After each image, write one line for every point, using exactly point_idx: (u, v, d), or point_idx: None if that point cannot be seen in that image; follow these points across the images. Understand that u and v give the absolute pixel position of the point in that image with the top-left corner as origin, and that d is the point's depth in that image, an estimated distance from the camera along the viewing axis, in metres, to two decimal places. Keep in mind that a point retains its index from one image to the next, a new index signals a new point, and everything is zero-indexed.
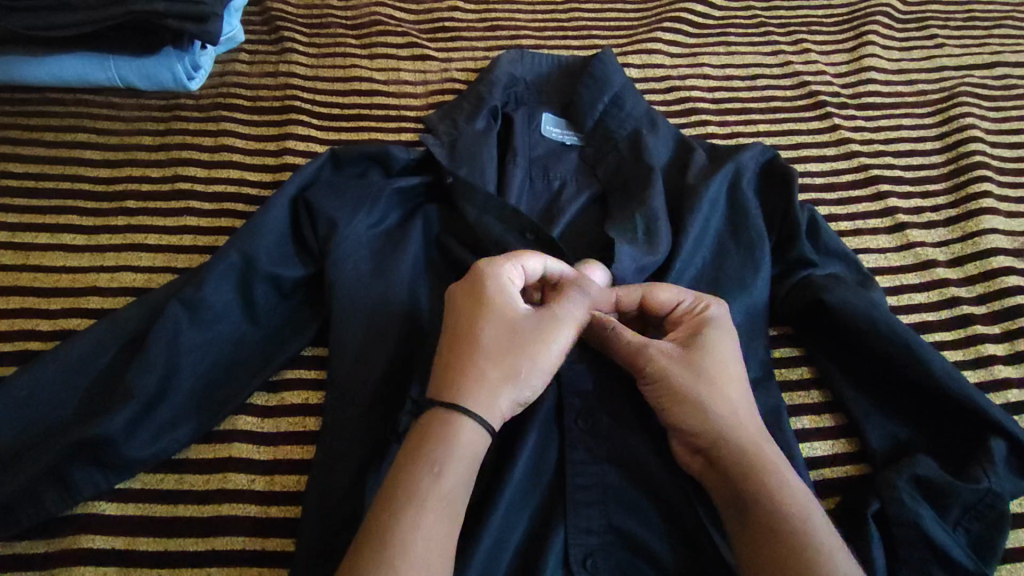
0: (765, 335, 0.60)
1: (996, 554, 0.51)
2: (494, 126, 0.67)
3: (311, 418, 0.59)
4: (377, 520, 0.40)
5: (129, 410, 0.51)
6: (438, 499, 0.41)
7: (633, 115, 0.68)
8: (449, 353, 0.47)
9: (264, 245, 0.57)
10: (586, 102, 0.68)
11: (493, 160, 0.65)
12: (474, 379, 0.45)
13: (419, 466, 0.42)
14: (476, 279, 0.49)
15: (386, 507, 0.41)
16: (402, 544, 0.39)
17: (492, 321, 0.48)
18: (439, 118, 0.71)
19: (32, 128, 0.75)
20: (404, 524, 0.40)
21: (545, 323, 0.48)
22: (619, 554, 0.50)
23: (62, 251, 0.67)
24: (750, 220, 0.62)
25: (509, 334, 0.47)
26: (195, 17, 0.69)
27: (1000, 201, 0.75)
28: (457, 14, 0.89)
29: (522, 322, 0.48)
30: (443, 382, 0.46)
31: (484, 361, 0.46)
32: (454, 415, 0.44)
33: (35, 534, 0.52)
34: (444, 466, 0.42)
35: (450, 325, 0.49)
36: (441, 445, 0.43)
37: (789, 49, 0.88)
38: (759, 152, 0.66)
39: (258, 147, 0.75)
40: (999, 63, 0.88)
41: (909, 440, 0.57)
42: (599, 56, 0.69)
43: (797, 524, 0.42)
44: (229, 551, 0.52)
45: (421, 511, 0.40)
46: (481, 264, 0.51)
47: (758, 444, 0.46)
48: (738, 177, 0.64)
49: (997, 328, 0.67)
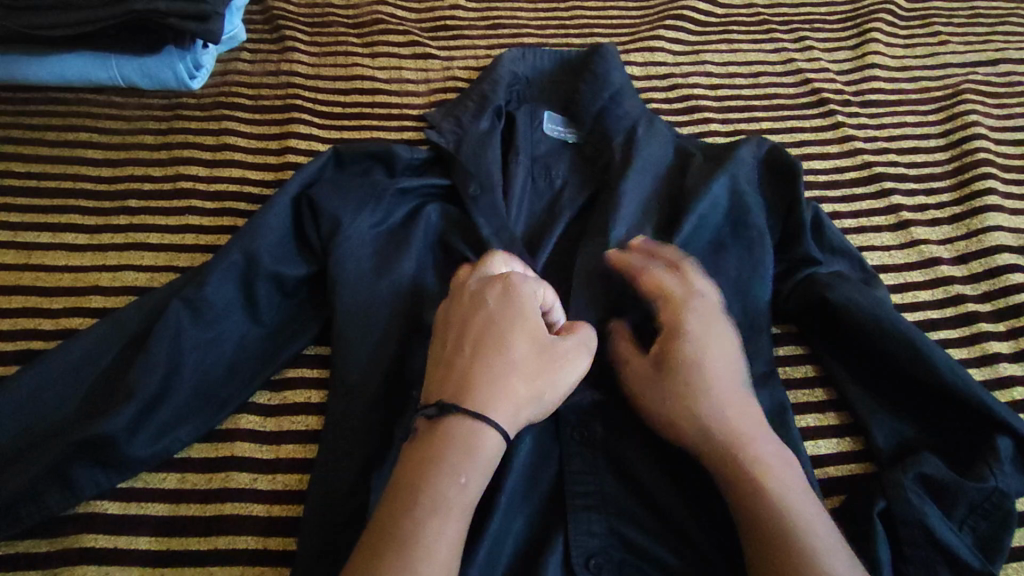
0: (768, 333, 0.59)
1: (1004, 553, 0.51)
2: (497, 127, 0.67)
3: (314, 416, 0.59)
4: (400, 529, 0.40)
5: (131, 408, 0.51)
6: (460, 506, 0.42)
7: (634, 113, 0.68)
8: (472, 359, 0.47)
9: (266, 244, 0.57)
10: (587, 101, 0.68)
11: (496, 161, 0.64)
12: (509, 398, 0.45)
13: (443, 473, 0.42)
14: (512, 303, 0.50)
15: (410, 515, 0.40)
16: (426, 551, 0.39)
17: (519, 336, 0.48)
18: (442, 117, 0.71)
19: (34, 128, 0.75)
20: (429, 530, 0.40)
21: (568, 353, 0.49)
22: (623, 554, 0.49)
23: (64, 250, 0.67)
24: (752, 218, 0.61)
25: (535, 354, 0.48)
26: (197, 16, 0.69)
27: (1005, 198, 0.75)
28: (459, 13, 0.89)
29: (545, 343, 0.49)
30: (464, 388, 0.45)
31: (512, 374, 0.46)
32: (478, 424, 0.44)
33: (37, 533, 0.52)
34: (469, 476, 0.43)
35: (467, 331, 0.49)
36: (464, 453, 0.43)
37: (791, 46, 0.88)
38: (761, 148, 0.66)
39: (260, 146, 0.75)
40: (1003, 59, 0.88)
41: (914, 439, 0.57)
42: (598, 56, 0.69)
43: (798, 520, 0.42)
44: (231, 551, 0.52)
45: (445, 520, 0.41)
46: (516, 288, 0.51)
47: (761, 437, 0.46)
48: (739, 172, 0.63)
49: (1001, 325, 0.66)
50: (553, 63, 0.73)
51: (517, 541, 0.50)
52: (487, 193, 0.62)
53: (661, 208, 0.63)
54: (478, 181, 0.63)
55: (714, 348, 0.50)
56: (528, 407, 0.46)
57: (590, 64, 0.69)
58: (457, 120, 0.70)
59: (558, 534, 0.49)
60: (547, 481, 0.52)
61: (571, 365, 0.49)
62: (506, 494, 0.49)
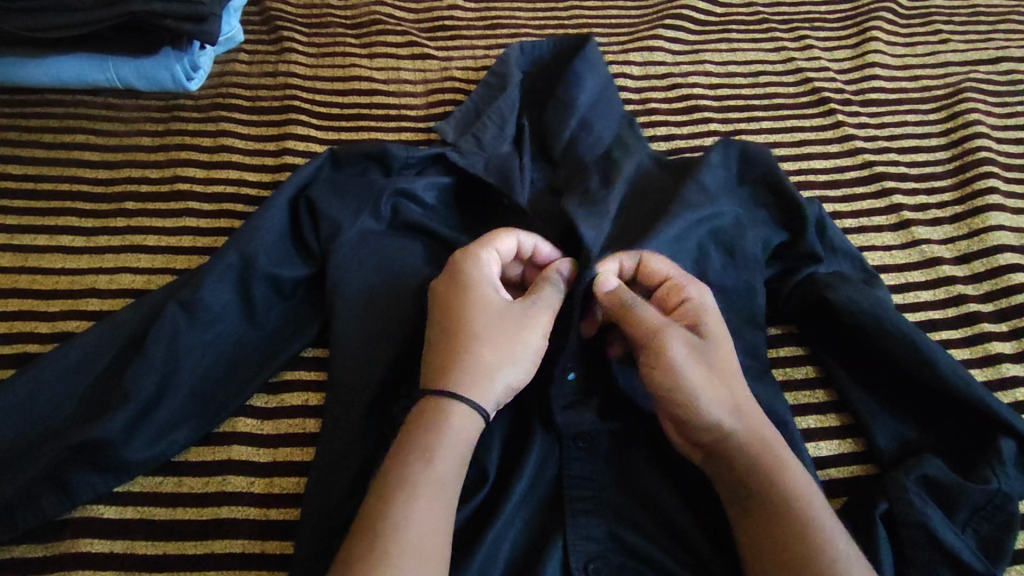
0: (762, 326, 0.59)
1: (1006, 555, 0.50)
2: (501, 132, 0.67)
3: (311, 419, 0.58)
4: (369, 513, 0.42)
5: (128, 411, 0.50)
6: (428, 485, 0.43)
7: (617, 116, 0.68)
8: (438, 344, 0.49)
9: (264, 246, 0.57)
10: (568, 98, 0.67)
11: (505, 161, 0.64)
12: (472, 372, 0.47)
13: (410, 455, 0.44)
14: (464, 281, 0.51)
15: (376, 498, 0.42)
16: (395, 531, 0.40)
17: (476, 311, 0.50)
18: (448, 127, 0.70)
19: (31, 130, 0.75)
20: (398, 511, 0.41)
21: (530, 316, 0.50)
22: (622, 558, 0.49)
23: (60, 253, 0.67)
24: (738, 219, 0.61)
25: (496, 322, 0.49)
26: (193, 17, 0.68)
27: (1007, 197, 0.74)
28: (457, 13, 0.88)
29: (504, 309, 0.50)
30: (433, 376, 0.48)
31: (475, 350, 0.48)
32: (445, 405, 0.46)
33: (33, 538, 0.52)
34: (437, 454, 0.44)
35: (436, 318, 0.51)
36: (431, 434, 0.45)
37: (792, 45, 0.88)
38: (740, 146, 0.65)
39: (257, 147, 0.75)
40: (1004, 58, 0.87)
41: (917, 441, 0.56)
42: (577, 60, 0.68)
43: (800, 516, 0.43)
44: (227, 554, 0.52)
45: (411, 498, 0.42)
46: (470, 264, 0.52)
47: (759, 430, 0.47)
48: (712, 170, 0.63)
49: (1003, 325, 0.66)
50: (544, 73, 0.73)
51: (515, 543, 0.49)
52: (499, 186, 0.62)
53: (649, 208, 0.61)
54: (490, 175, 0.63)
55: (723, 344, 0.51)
56: (497, 377, 0.47)
57: (576, 64, 0.68)
58: (465, 130, 0.69)
59: (556, 538, 0.49)
60: (546, 484, 0.51)
61: (538, 323, 0.50)
62: (503, 499, 0.49)
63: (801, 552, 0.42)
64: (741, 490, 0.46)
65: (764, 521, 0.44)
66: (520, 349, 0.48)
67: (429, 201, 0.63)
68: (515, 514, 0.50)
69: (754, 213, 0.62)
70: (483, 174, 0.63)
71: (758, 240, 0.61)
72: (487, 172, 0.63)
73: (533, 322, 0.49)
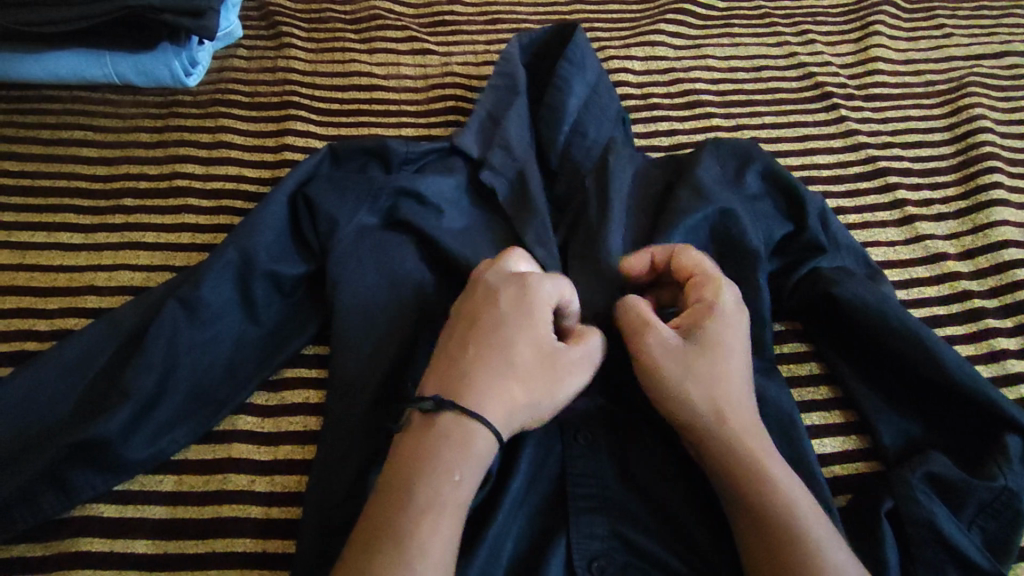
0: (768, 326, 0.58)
1: (1011, 553, 0.50)
2: (524, 142, 0.65)
3: (312, 417, 0.58)
4: (392, 523, 0.40)
5: (127, 409, 0.50)
6: (455, 504, 0.42)
7: (613, 109, 0.68)
8: (478, 355, 0.47)
9: (264, 242, 0.56)
10: (558, 98, 0.66)
11: (532, 179, 0.62)
12: (502, 400, 0.45)
13: (436, 470, 0.42)
14: (525, 307, 0.49)
15: (401, 511, 0.41)
16: (422, 548, 0.40)
17: (531, 341, 0.48)
18: (468, 139, 0.65)
19: (29, 126, 0.74)
20: (423, 526, 0.40)
21: (567, 365, 0.49)
22: (626, 557, 0.49)
23: (59, 250, 0.66)
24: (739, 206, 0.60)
25: (545, 358, 0.48)
26: (191, 12, 0.68)
27: (1012, 192, 0.74)
28: (458, 8, 0.87)
29: (554, 347, 0.49)
30: (465, 387, 0.46)
31: (516, 378, 0.46)
32: (477, 423, 0.44)
33: (31, 537, 0.51)
34: (463, 474, 0.43)
35: (475, 329, 0.49)
36: (460, 451, 0.43)
37: (794, 39, 0.87)
38: (728, 144, 0.64)
39: (257, 143, 0.74)
40: (1009, 52, 0.87)
41: (921, 439, 0.56)
42: (572, 55, 0.67)
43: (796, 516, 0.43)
44: (230, 552, 0.52)
45: (439, 516, 0.41)
46: (534, 290, 0.50)
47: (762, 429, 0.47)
48: (708, 168, 0.62)
49: (1008, 321, 0.66)
50: (535, 68, 0.73)
51: (518, 542, 0.49)
52: (524, 205, 0.61)
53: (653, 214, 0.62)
54: (516, 200, 0.62)
55: (737, 334, 0.50)
56: (520, 413, 0.46)
57: (567, 57, 0.67)
58: (488, 142, 0.66)
59: (559, 537, 0.49)
60: (549, 482, 0.51)
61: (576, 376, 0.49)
62: (505, 499, 0.49)
63: (792, 553, 0.42)
64: (739, 491, 0.45)
65: (760, 520, 0.43)
66: (553, 393, 0.48)
67: (432, 198, 0.61)
68: (517, 511, 0.49)
69: (755, 205, 0.61)
70: (511, 197, 0.62)
71: (758, 233, 0.60)
72: (511, 195, 0.62)
73: (571, 374, 0.48)
